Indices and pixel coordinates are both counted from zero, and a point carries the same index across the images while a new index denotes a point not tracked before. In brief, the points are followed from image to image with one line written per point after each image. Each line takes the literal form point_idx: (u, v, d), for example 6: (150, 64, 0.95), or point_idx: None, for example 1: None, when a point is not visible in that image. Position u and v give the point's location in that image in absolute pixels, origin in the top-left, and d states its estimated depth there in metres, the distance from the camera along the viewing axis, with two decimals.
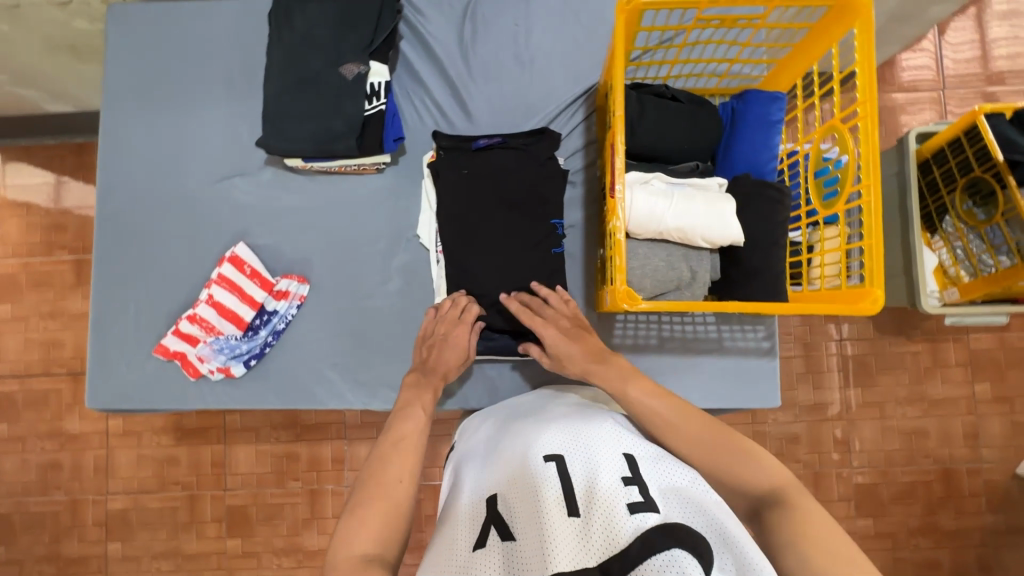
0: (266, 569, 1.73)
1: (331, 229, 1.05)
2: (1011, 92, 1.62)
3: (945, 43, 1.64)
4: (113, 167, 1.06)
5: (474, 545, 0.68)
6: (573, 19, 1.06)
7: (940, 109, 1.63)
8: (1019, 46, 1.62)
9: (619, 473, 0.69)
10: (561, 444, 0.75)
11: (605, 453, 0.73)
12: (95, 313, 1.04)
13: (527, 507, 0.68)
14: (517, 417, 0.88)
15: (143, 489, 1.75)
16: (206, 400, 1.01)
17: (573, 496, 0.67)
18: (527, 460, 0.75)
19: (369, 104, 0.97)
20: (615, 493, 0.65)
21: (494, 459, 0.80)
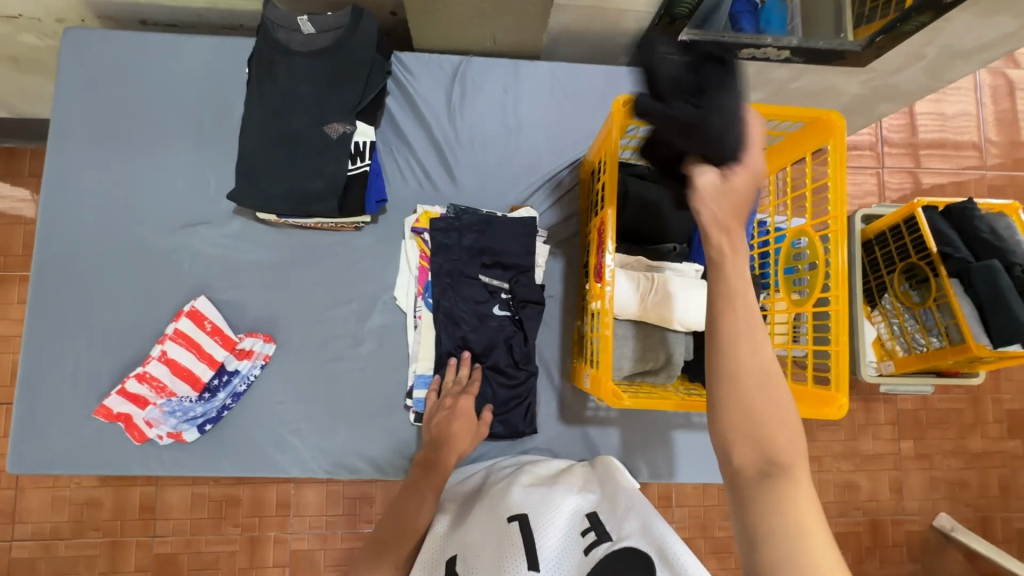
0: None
1: (302, 286, 1.00)
2: (939, 178, 1.79)
3: (886, 130, 1.80)
4: (57, 206, 0.97)
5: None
6: (561, 92, 1.09)
7: (880, 189, 1.78)
8: (945, 137, 1.81)
9: (577, 526, 0.76)
10: (523, 501, 0.80)
11: (562, 502, 0.80)
12: (24, 364, 0.94)
13: (490, 552, 0.73)
14: (484, 479, 0.93)
15: (57, 535, 1.58)
16: (152, 465, 0.93)
17: (534, 548, 0.72)
18: (493, 515, 0.80)
19: (352, 165, 0.94)
20: (570, 544, 0.73)
21: (460, 517, 0.85)
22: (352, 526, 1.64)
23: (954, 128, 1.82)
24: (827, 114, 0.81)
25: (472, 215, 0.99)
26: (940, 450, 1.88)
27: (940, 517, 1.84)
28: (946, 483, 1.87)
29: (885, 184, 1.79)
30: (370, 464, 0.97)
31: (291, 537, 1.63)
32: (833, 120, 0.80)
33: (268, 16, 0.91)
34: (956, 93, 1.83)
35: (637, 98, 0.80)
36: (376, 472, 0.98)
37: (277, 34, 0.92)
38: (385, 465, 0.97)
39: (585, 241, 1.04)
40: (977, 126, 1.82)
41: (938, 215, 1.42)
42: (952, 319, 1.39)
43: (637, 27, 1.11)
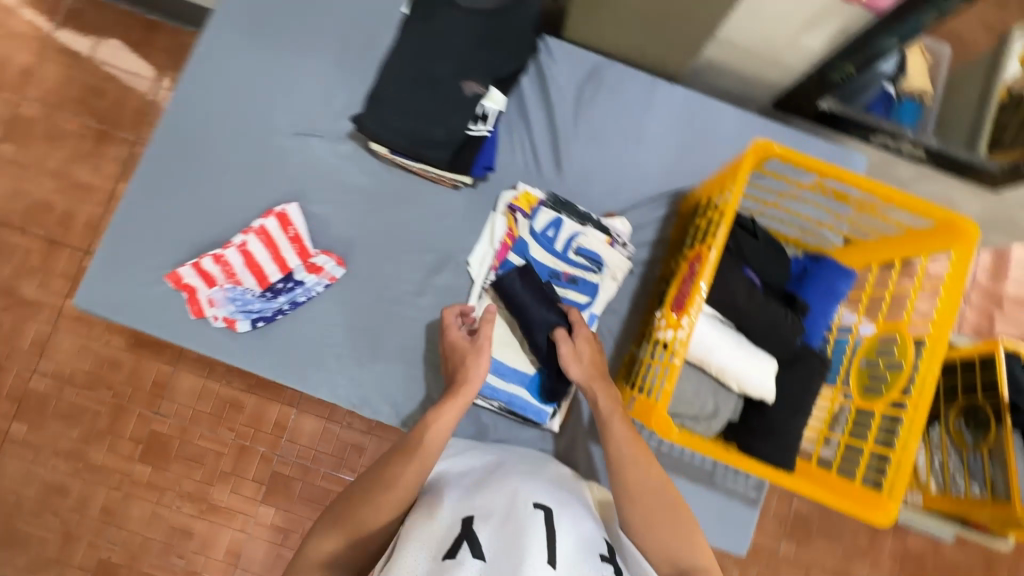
0: (163, 507, 1.59)
1: (385, 223, 1.02)
2: None
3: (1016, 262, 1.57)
4: (196, 81, 1.02)
5: (448, 552, 0.63)
6: (688, 120, 1.07)
7: None
8: None
9: (596, 548, 0.69)
10: (546, 496, 0.73)
11: (586, 523, 0.73)
12: (121, 211, 1.00)
13: (512, 539, 0.64)
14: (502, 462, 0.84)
15: (73, 380, 1.60)
16: (198, 342, 0.97)
17: (556, 543, 0.65)
18: (514, 498, 0.71)
19: (474, 126, 0.97)
20: (589, 562, 0.66)
21: (481, 481, 0.76)
22: (335, 468, 1.63)
23: None
24: (963, 221, 0.77)
25: (571, 213, 1.00)
26: None
27: None
28: None
29: None
30: (392, 410, 0.99)
31: (278, 459, 1.62)
32: (967, 229, 0.77)
33: None
34: None
35: (778, 147, 0.78)
36: (397, 419, 0.99)
37: None
38: (407, 414, 0.99)
39: (665, 270, 1.02)
40: None
41: (1018, 365, 1.30)
42: (1003, 473, 1.26)
43: (780, 83, 1.10)
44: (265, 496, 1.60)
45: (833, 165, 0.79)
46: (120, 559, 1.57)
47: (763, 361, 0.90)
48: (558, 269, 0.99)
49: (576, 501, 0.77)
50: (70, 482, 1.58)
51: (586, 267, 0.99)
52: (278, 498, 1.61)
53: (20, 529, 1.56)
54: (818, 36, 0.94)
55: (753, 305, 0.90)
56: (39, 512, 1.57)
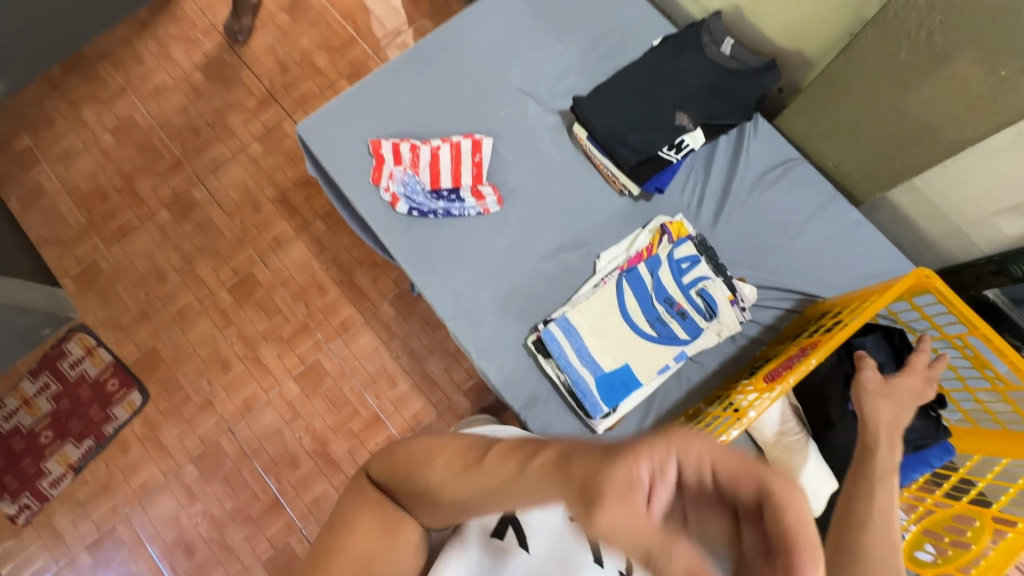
0: (221, 337, 1.60)
1: (550, 191, 1.15)
2: None
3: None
4: (472, 18, 1.23)
5: (494, 532, 0.76)
6: (851, 241, 1.11)
7: None
8: None
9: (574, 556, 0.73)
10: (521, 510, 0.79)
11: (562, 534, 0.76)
12: (366, 81, 1.20)
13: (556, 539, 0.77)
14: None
15: (222, 202, 1.69)
16: (361, 200, 1.13)
17: None
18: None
19: (666, 150, 1.07)
20: None
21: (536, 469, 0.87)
22: (364, 386, 1.57)
23: None
24: None
25: (709, 258, 1.05)
26: None
27: None
28: None
29: None
30: (470, 335, 1.07)
31: (327, 352, 1.60)
32: None
33: (707, 23, 1.13)
34: None
35: (940, 283, 0.81)
36: (470, 344, 1.07)
37: (702, 37, 1.12)
38: (480, 345, 1.07)
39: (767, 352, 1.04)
40: None
41: None
42: None
43: (953, 257, 1.11)
44: (300, 376, 1.58)
45: (987, 327, 0.80)
46: (166, 355, 1.59)
47: (822, 470, 0.90)
48: (676, 298, 1.05)
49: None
50: (172, 276, 1.64)
51: (699, 309, 1.04)
52: (309, 382, 1.57)
53: (117, 288, 1.63)
54: (1016, 224, 0.96)
55: None
56: (135, 285, 1.64)
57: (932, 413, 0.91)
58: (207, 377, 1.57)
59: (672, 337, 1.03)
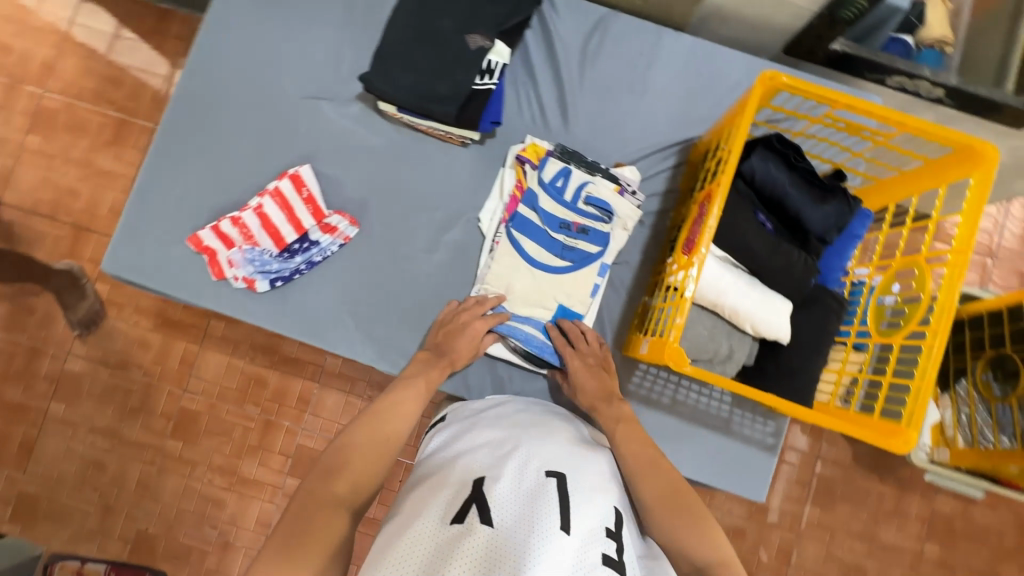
0: (195, 481, 1.48)
1: (398, 181, 1.04)
2: None
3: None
4: (209, 48, 1.05)
5: (454, 517, 0.66)
6: (695, 67, 1.06)
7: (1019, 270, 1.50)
8: None
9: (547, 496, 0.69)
10: (487, 463, 0.74)
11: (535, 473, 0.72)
12: (145, 175, 1.03)
13: (523, 510, 0.67)
14: (516, 416, 0.85)
15: (105, 361, 1.50)
16: (219, 302, 1.00)
17: (489, 510, 0.67)
18: (528, 462, 0.73)
19: (480, 80, 0.97)
20: (538, 515, 0.66)
21: (500, 439, 0.78)
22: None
23: None
24: (982, 143, 0.75)
25: (578, 163, 1.00)
26: (966, 566, 1.49)
27: None
28: None
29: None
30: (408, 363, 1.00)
31: (302, 432, 1.50)
32: (987, 152, 0.75)
33: None
34: None
35: (784, 76, 0.78)
36: None
37: None
38: None
39: (676, 218, 1.02)
40: None
41: None
42: None
43: (790, 28, 1.08)
44: (292, 469, 1.48)
45: (843, 94, 0.78)
46: (156, 530, 1.47)
47: (777, 301, 0.89)
48: (569, 219, 0.99)
49: (592, 462, 0.78)
50: (107, 458, 1.48)
51: (596, 217, 0.99)
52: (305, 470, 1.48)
53: (63, 501, 1.47)
54: None
55: (770, 250, 0.88)
56: (79, 487, 1.47)
57: (841, 193, 0.89)
58: (206, 525, 1.47)
59: (585, 258, 0.99)
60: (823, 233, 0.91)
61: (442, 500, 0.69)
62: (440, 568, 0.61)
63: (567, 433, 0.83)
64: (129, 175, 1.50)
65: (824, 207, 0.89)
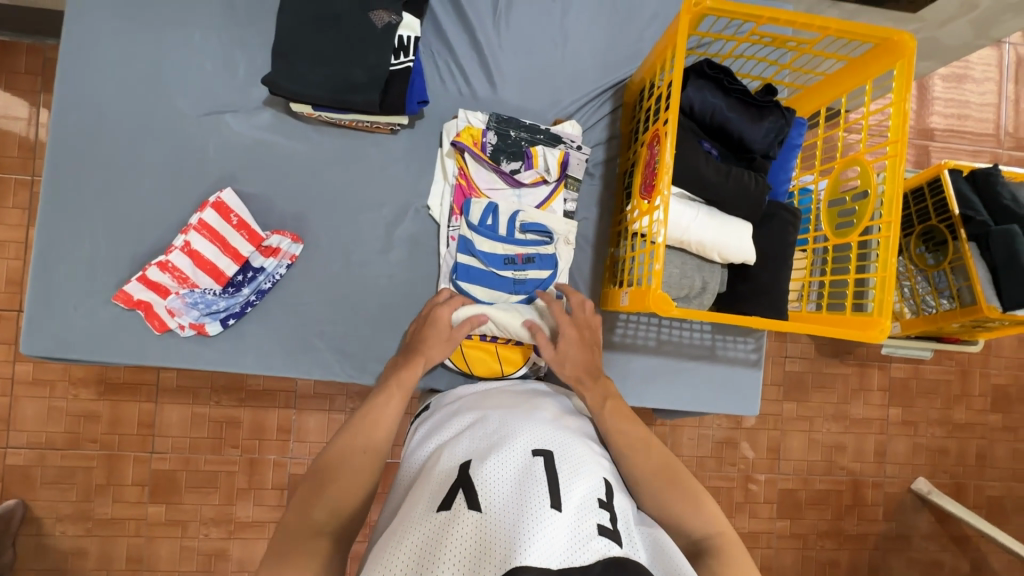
0: (190, 539, 1.40)
1: (332, 183, 0.97)
2: (978, 144, 1.64)
3: (943, 97, 1.62)
4: (75, 79, 0.91)
5: (442, 505, 0.61)
6: (611, 5, 1.02)
7: (925, 146, 1.62)
8: (991, 104, 1.65)
9: (536, 472, 0.64)
10: (472, 450, 0.69)
11: (522, 453, 0.68)
12: (41, 237, 0.91)
13: (513, 489, 0.62)
14: (498, 403, 0.81)
15: (50, 445, 1.35)
16: (170, 356, 0.91)
17: (477, 495, 0.62)
18: (515, 443, 0.69)
19: (395, 59, 0.90)
20: (529, 492, 0.61)
21: (482, 430, 0.74)
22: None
23: (1001, 97, 1.66)
24: (898, 35, 0.79)
25: (517, 129, 0.96)
26: (926, 418, 1.65)
27: (918, 480, 1.62)
28: (929, 451, 1.65)
29: (931, 146, 1.62)
30: None
31: (290, 461, 1.43)
32: (904, 42, 0.79)
33: None
34: (999, 57, 1.66)
35: (709, 1, 0.77)
36: None
37: None
38: None
39: (624, 164, 1.01)
40: (1014, 100, 1.66)
41: (962, 180, 1.26)
42: (966, 281, 1.25)
43: None
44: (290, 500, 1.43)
45: (767, 8, 0.78)
46: None
47: (740, 225, 0.91)
48: (512, 253, 0.95)
49: (578, 442, 0.74)
50: (86, 543, 1.37)
51: (539, 241, 0.96)
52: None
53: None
54: None
55: (721, 176, 0.89)
56: None
57: (776, 107, 0.91)
58: None
59: (540, 286, 0.96)
60: (767, 149, 0.92)
61: (425, 494, 0.63)
62: (429, 565, 0.54)
63: (553, 413, 0.79)
64: (20, 239, 1.32)
65: (763, 124, 0.90)
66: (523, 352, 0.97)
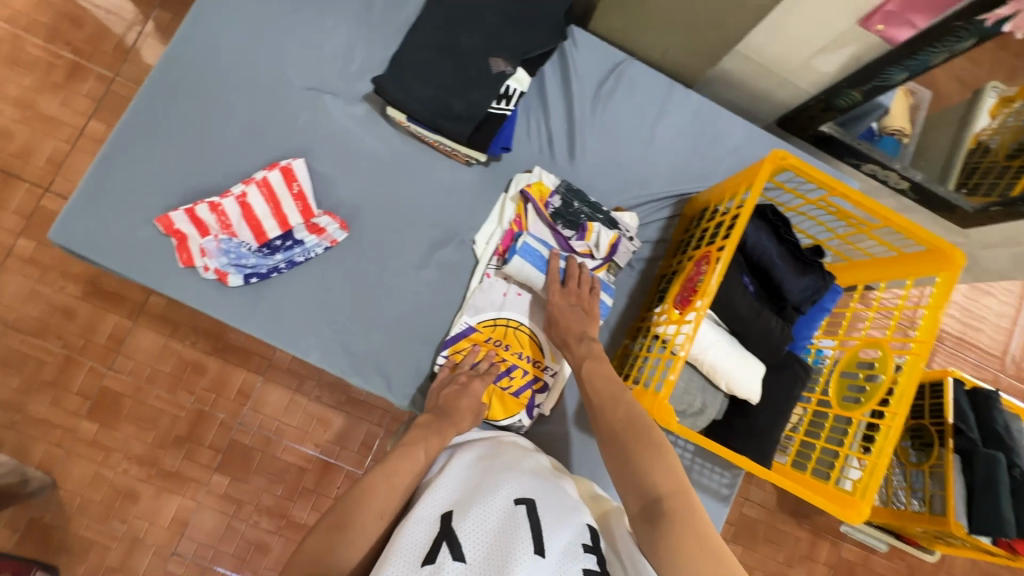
0: (108, 469, 1.35)
1: (394, 189, 1.00)
2: (986, 362, 1.69)
3: (963, 305, 1.69)
4: (207, 17, 0.97)
5: (426, 556, 0.63)
6: (700, 126, 1.10)
7: (935, 346, 1.67)
8: (1007, 330, 1.71)
9: (517, 521, 0.67)
10: (456, 499, 0.71)
11: (503, 501, 0.70)
12: (113, 140, 0.94)
13: (494, 543, 0.65)
14: (484, 450, 0.82)
15: (17, 326, 1.33)
16: (182, 291, 0.92)
17: (460, 548, 0.65)
18: (498, 495, 0.71)
19: (496, 104, 0.96)
20: (511, 543, 0.64)
21: (467, 477, 0.76)
22: (298, 441, 1.40)
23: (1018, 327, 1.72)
24: (950, 249, 0.84)
25: (582, 202, 1.00)
26: None
27: None
28: None
29: (941, 349, 1.68)
30: (382, 378, 0.97)
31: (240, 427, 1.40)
32: (954, 258, 0.83)
33: None
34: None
35: (793, 159, 0.83)
36: (383, 387, 0.97)
37: None
38: (397, 383, 0.97)
39: (665, 268, 1.05)
40: None
41: (961, 392, 1.30)
42: (941, 490, 1.24)
43: (788, 103, 1.14)
44: (222, 466, 1.38)
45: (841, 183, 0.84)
46: (54, 520, 1.32)
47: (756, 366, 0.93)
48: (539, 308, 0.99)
49: (560, 487, 0.76)
50: (4, 435, 1.32)
51: None
52: (235, 468, 1.38)
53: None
54: (831, 61, 0.98)
55: (752, 313, 0.92)
56: None
57: (819, 268, 0.95)
58: (116, 519, 1.34)
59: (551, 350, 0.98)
60: (799, 303, 0.96)
61: (406, 541, 0.66)
62: None
63: (537, 461, 0.82)
64: (79, 127, 1.36)
65: (803, 279, 0.94)
66: (515, 407, 0.96)
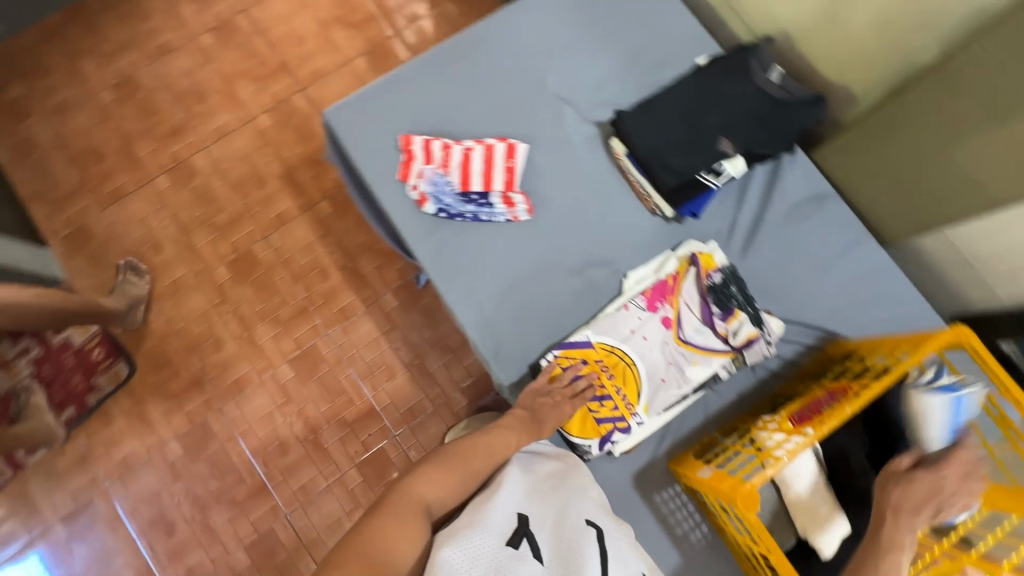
0: (215, 312, 1.52)
1: (579, 203, 1.12)
2: None
3: None
4: (512, 18, 1.19)
5: (509, 540, 0.78)
6: (879, 282, 1.11)
7: None
8: None
9: (584, 540, 0.81)
10: (533, 504, 0.85)
11: (574, 521, 0.83)
12: (401, 70, 1.16)
13: (563, 552, 0.79)
14: (556, 469, 0.94)
15: (225, 173, 1.61)
16: (386, 196, 1.09)
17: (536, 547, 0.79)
18: (567, 515, 0.84)
19: (706, 174, 1.05)
20: (579, 556, 0.78)
21: (542, 488, 0.89)
22: (360, 376, 1.49)
23: None
24: None
25: (739, 290, 1.05)
26: None
27: None
28: None
29: None
30: (492, 345, 1.05)
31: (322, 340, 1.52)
32: None
33: (759, 50, 1.11)
34: None
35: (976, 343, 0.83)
36: (489, 353, 1.05)
37: (752, 63, 1.10)
38: (502, 357, 1.05)
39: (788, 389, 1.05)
40: None
41: None
42: None
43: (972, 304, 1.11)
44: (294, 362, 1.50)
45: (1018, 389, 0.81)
46: (156, 328, 1.51)
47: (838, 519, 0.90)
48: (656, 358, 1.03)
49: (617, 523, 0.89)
50: (169, 245, 1.56)
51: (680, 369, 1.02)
52: (304, 367, 1.50)
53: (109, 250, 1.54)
54: None
55: None
56: (130, 251, 1.55)
57: None
58: (198, 354, 1.49)
59: (649, 399, 1.01)
60: None
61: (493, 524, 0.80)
62: None
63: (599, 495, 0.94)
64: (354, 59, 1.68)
65: None
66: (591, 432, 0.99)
